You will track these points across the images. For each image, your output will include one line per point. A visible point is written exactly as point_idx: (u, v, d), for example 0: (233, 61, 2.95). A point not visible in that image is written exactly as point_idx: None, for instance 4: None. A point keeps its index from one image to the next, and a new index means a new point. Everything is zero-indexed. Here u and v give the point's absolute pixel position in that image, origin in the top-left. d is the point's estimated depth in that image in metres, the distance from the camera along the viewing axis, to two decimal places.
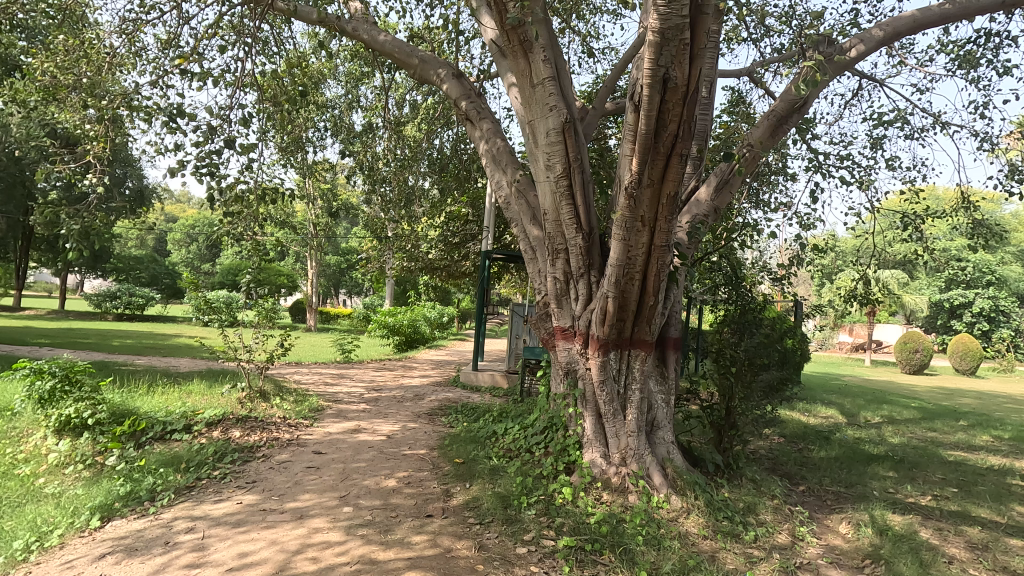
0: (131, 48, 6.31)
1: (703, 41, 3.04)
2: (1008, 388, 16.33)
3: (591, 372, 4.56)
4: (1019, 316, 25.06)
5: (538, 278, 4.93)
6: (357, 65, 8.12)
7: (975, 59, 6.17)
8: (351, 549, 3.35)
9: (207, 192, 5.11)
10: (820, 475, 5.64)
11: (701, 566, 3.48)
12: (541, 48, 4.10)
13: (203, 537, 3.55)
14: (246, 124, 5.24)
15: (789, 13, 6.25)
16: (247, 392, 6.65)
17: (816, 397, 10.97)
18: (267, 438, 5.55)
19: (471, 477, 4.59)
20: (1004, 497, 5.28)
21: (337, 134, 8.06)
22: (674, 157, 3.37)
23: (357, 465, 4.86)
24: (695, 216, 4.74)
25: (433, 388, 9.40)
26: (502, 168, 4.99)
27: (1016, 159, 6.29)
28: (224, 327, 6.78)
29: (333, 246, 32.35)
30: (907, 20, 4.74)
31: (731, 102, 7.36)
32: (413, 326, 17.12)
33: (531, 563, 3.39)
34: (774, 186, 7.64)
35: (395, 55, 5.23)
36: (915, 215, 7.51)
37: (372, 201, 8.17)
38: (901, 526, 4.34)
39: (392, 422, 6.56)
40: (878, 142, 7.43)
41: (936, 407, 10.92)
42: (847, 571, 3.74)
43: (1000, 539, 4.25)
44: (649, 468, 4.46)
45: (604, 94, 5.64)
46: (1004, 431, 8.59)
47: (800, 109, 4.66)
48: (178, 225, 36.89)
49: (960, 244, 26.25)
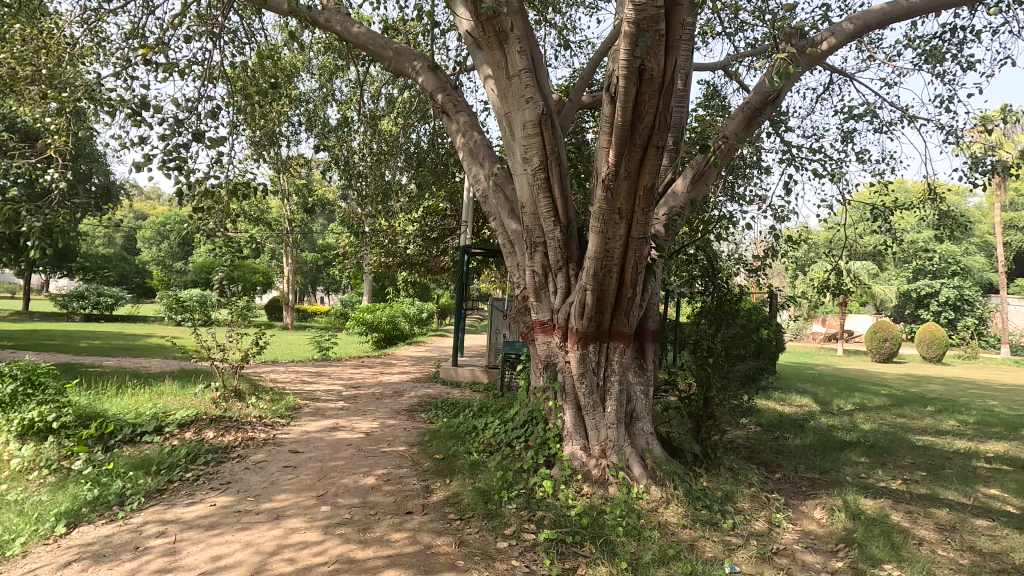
0: (94, 39, 6.07)
1: (679, 32, 3.01)
2: (972, 375, 16.84)
3: (570, 365, 4.55)
4: (981, 304, 26.26)
5: (516, 272, 4.91)
6: (331, 59, 7.98)
7: (941, 54, 6.33)
8: (329, 548, 3.29)
9: (175, 187, 5.01)
10: (796, 463, 5.77)
11: (681, 555, 3.50)
12: (516, 40, 4.06)
13: (175, 541, 3.44)
14: (214, 117, 5.10)
15: (762, 8, 6.24)
16: (222, 392, 6.53)
17: (790, 385, 11.23)
18: (242, 438, 5.44)
19: (451, 472, 4.56)
20: (970, 479, 5.45)
21: (312, 128, 8.00)
22: (651, 149, 3.40)
23: (335, 463, 4.80)
24: (672, 209, 4.73)
25: (413, 385, 9.35)
26: (480, 162, 4.94)
27: (979, 152, 6.46)
28: (197, 326, 6.62)
29: (310, 243, 32.00)
30: (877, 13, 4.79)
31: (706, 96, 7.41)
32: (392, 322, 16.94)
33: (512, 558, 3.37)
34: (749, 179, 7.76)
35: (369, 47, 5.15)
36: (885, 208, 7.67)
37: (349, 196, 8.04)
38: (873, 510, 4.45)
39: (371, 420, 6.48)
40: (849, 135, 7.56)
41: (905, 394, 11.29)
42: (821, 555, 3.81)
43: (967, 519, 4.37)
44: (628, 460, 4.48)
45: (580, 87, 5.65)
46: (969, 416, 8.89)
47: (775, 101, 4.64)
48: (147, 222, 35.93)
49: (926, 236, 27.09)
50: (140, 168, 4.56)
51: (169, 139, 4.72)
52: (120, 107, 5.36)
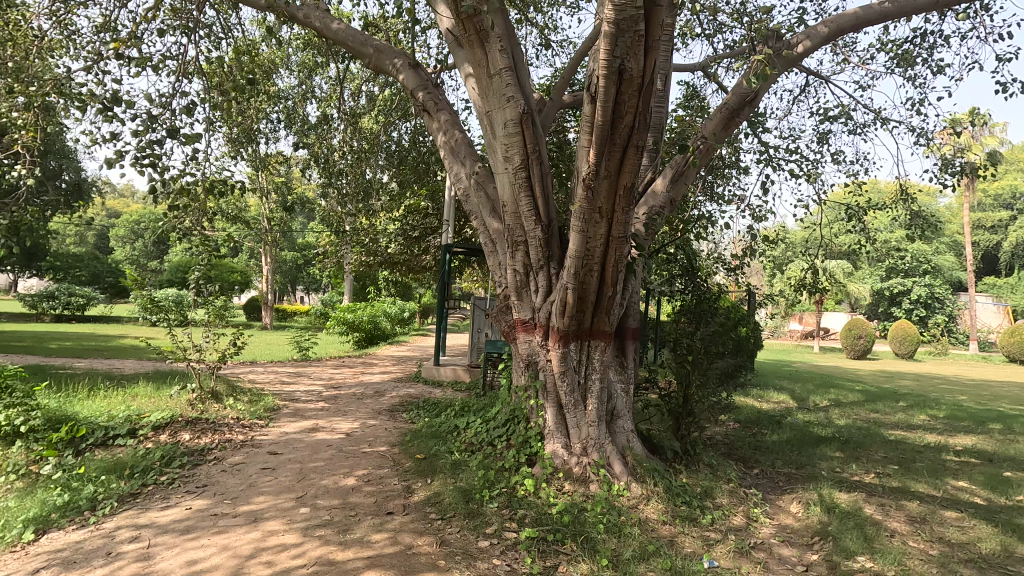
0: (63, 32, 5.91)
1: (658, 32, 3.03)
2: (943, 371, 17.31)
3: (552, 363, 4.56)
4: (951, 302, 27.00)
5: (498, 271, 4.91)
6: (311, 55, 7.89)
7: (912, 58, 6.49)
8: (308, 550, 3.25)
9: (149, 184, 4.89)
10: (773, 458, 5.87)
11: (661, 551, 3.54)
12: (497, 38, 4.05)
13: (148, 546, 3.37)
14: (189, 114, 5.00)
15: (740, 10, 6.32)
16: (198, 393, 6.41)
17: (768, 382, 11.43)
18: (219, 440, 5.35)
19: (432, 472, 4.54)
20: (940, 472, 5.61)
21: (291, 126, 7.90)
22: (630, 148, 3.42)
23: (315, 464, 4.74)
24: (652, 208, 4.77)
25: (394, 384, 9.28)
26: (461, 161, 4.93)
27: (948, 154, 6.64)
28: (173, 327, 6.49)
29: (290, 241, 31.58)
30: (850, 17, 4.89)
31: (686, 97, 7.49)
32: (373, 322, 16.81)
33: (493, 556, 3.38)
34: (728, 179, 7.87)
35: (349, 44, 5.10)
36: (859, 208, 7.84)
37: (329, 194, 7.95)
38: (847, 503, 4.55)
39: (352, 420, 6.42)
40: (824, 136, 7.71)
41: (878, 390, 11.56)
42: (797, 549, 3.89)
43: (937, 511, 4.49)
44: (609, 457, 4.51)
45: (561, 87, 5.67)
46: (939, 411, 9.14)
47: (753, 102, 4.71)
48: (120, 220, 35.09)
49: (899, 235, 27.75)
50: (112, 165, 4.45)
51: (142, 135, 4.61)
52: (91, 103, 5.22)
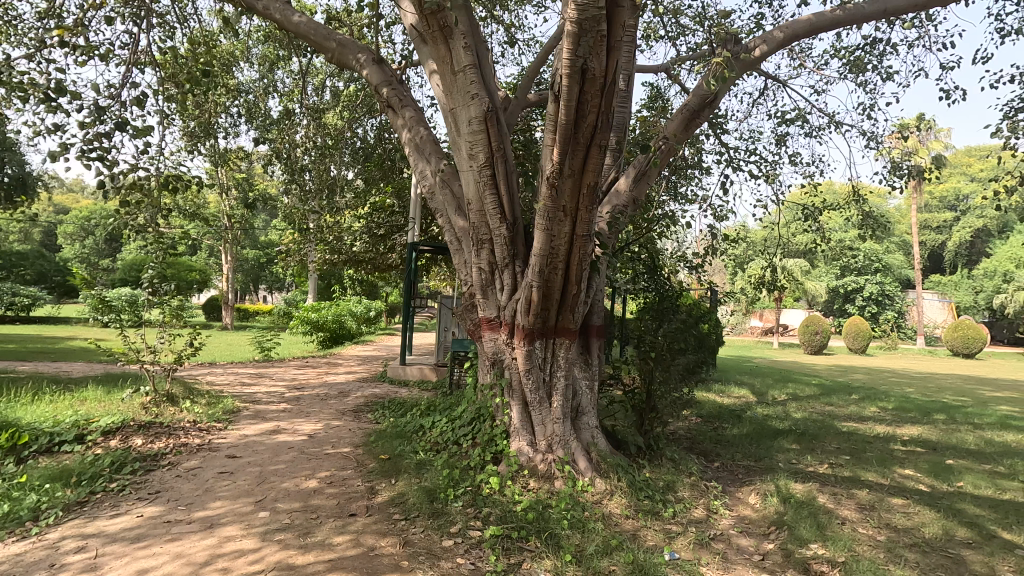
0: (3, 17, 5.60)
1: (620, 33, 3.06)
2: (893, 365, 18.10)
3: (517, 361, 4.57)
4: (900, 299, 28.27)
5: (463, 269, 4.89)
6: (272, 48, 7.69)
7: (863, 64, 6.75)
8: (266, 556, 3.18)
9: (97, 179, 4.68)
10: (733, 451, 6.03)
11: (623, 545, 3.58)
12: (461, 35, 4.03)
13: (96, 557, 3.23)
14: (140, 106, 4.81)
15: (701, 13, 6.45)
16: (152, 396, 6.18)
17: (729, 378, 11.74)
18: (174, 445, 5.17)
19: (396, 472, 4.49)
20: (888, 461, 5.86)
21: (252, 120, 7.69)
22: (594, 148, 3.45)
23: (275, 467, 4.63)
24: (615, 208, 4.83)
25: (359, 385, 9.14)
26: (426, 158, 4.89)
27: (897, 157, 6.94)
28: (125, 328, 6.24)
29: (251, 239, 30.77)
30: (803, 24, 5.05)
31: (649, 98, 7.61)
32: (338, 321, 16.54)
33: (457, 555, 3.37)
34: (691, 180, 8.04)
35: (310, 37, 4.99)
36: (814, 208, 8.12)
37: (292, 191, 7.77)
38: (802, 493, 4.72)
39: (315, 421, 6.30)
40: (782, 138, 7.95)
41: (833, 384, 12.02)
42: (754, 539, 4.00)
43: (885, 498, 4.70)
44: (574, 454, 4.55)
45: (526, 86, 5.68)
46: (888, 402, 9.56)
47: (713, 104, 4.70)
48: (69, 217, 33.52)
49: (853, 235, 28.88)
50: (56, 158, 4.25)
51: (89, 128, 4.42)
52: (34, 92, 4.97)
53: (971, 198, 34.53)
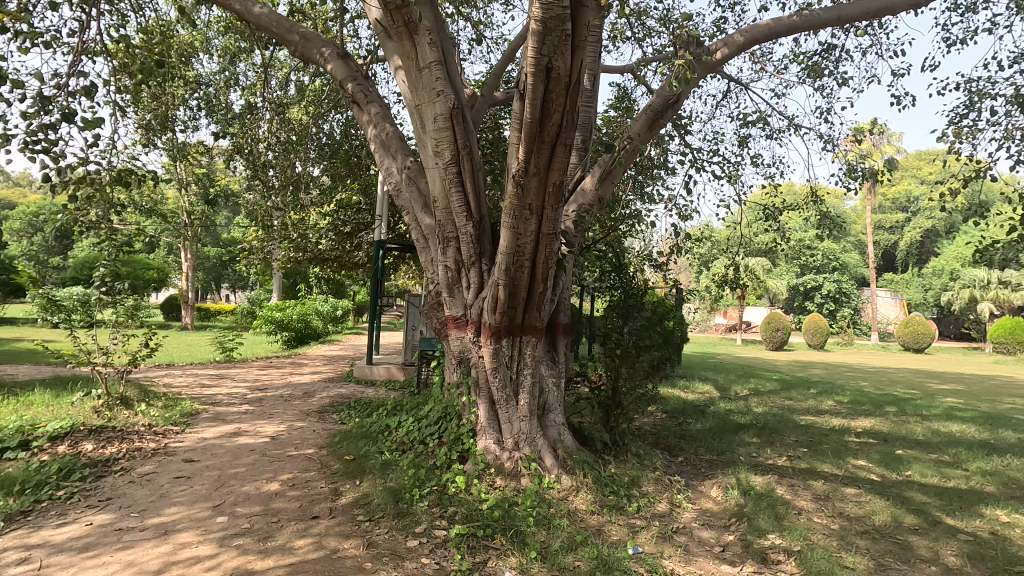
0: None
1: (584, 33, 3.08)
2: (849, 360, 18.80)
3: (483, 360, 4.56)
4: (856, 297, 29.36)
5: (430, 267, 4.85)
6: (233, 40, 7.47)
7: (821, 70, 6.98)
8: (223, 562, 3.09)
9: (42, 173, 4.46)
10: (696, 446, 6.16)
11: (588, 540, 3.61)
12: (426, 31, 4.00)
13: (40, 568, 3.09)
14: (89, 96, 4.60)
15: (666, 16, 6.55)
16: (104, 400, 5.94)
17: (694, 374, 11.98)
18: (127, 450, 4.97)
19: (361, 473, 4.43)
20: (843, 453, 6.08)
21: (212, 114, 7.46)
22: (559, 147, 3.46)
23: (235, 470, 4.51)
24: (581, 206, 4.87)
25: (324, 385, 8.98)
26: (392, 155, 4.82)
27: (853, 160, 7.20)
28: (75, 328, 5.97)
29: (213, 237, 29.87)
30: (762, 28, 5.18)
31: (617, 98, 7.69)
32: (304, 321, 16.21)
33: (422, 555, 3.34)
34: (657, 180, 8.17)
35: (272, 30, 4.87)
36: (774, 209, 8.36)
37: (254, 186, 7.57)
38: (761, 485, 4.85)
39: (278, 423, 6.16)
40: (745, 140, 8.15)
41: (792, 379, 12.40)
42: (715, 531, 4.10)
43: (839, 489, 4.88)
44: (540, 451, 4.57)
45: (493, 83, 5.66)
46: (844, 396, 9.92)
47: (675, 104, 4.80)
48: (16, 212, 31.90)
49: (812, 235, 29.85)
50: None
51: (33, 119, 4.21)
52: None
53: (921, 200, 36.10)
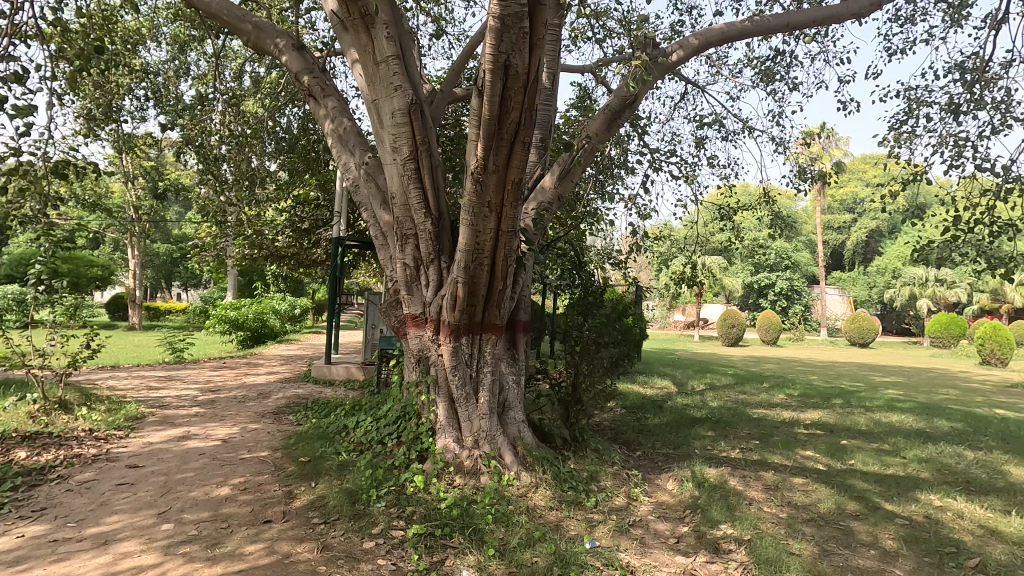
0: None
1: (542, 31, 3.08)
2: (800, 355, 19.56)
3: (443, 358, 4.53)
4: (807, 294, 30.56)
5: (389, 265, 4.79)
6: (183, 28, 7.17)
7: (773, 74, 7.22)
8: (167, 571, 2.97)
9: None
10: (653, 440, 6.29)
11: (546, 536, 3.64)
12: (383, 24, 3.92)
13: None
14: (21, 83, 4.33)
15: (626, 18, 6.65)
16: (41, 404, 5.61)
17: (653, 370, 12.23)
18: (64, 457, 4.72)
19: (317, 475, 4.33)
20: (792, 444, 6.32)
21: (160, 104, 7.14)
22: (518, 144, 3.46)
23: (183, 475, 4.34)
24: (541, 204, 4.89)
25: (281, 385, 8.75)
26: (349, 150, 4.73)
27: (804, 162, 7.49)
28: (7, 329, 5.62)
29: (163, 233, 28.65)
30: (716, 32, 5.31)
31: (578, 97, 7.76)
32: (260, 320, 15.74)
33: (378, 557, 3.30)
34: (617, 179, 8.28)
35: (223, 18, 4.70)
36: (729, 208, 8.61)
37: (206, 181, 7.30)
38: (715, 477, 4.99)
39: (230, 425, 5.96)
40: (701, 141, 8.36)
41: (746, 373, 12.81)
42: (670, 523, 4.19)
43: (788, 478, 5.07)
44: (500, 448, 4.57)
45: (454, 79, 5.61)
46: (794, 390, 10.32)
47: (633, 105, 4.85)
48: None
49: (766, 234, 30.89)
50: None
51: None
52: None
53: (866, 201, 37.85)
